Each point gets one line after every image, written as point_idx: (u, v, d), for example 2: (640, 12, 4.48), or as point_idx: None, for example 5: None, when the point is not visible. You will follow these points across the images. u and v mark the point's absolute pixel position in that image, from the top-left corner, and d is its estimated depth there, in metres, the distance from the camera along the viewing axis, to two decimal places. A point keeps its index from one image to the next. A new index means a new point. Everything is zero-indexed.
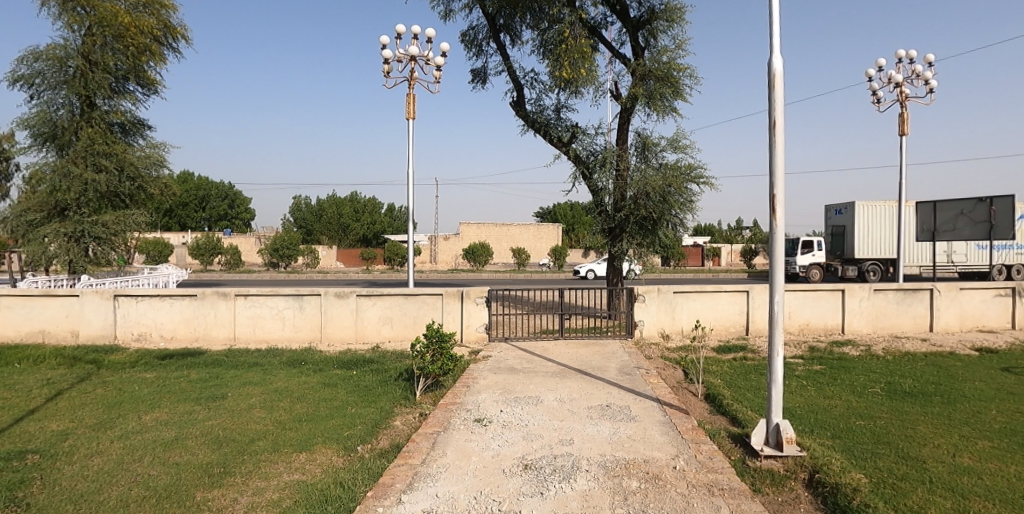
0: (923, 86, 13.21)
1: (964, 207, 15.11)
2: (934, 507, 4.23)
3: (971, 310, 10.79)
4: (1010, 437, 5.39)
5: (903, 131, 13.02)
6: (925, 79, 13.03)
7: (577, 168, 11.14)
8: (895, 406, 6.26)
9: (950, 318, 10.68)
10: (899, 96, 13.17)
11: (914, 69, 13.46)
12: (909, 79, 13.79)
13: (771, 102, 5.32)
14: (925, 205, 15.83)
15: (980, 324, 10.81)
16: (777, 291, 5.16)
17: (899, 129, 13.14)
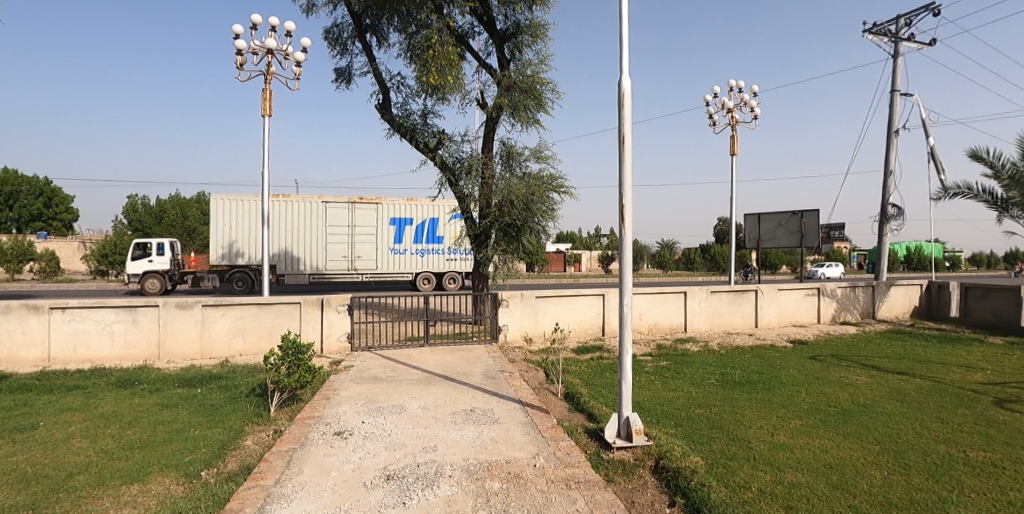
0: (750, 112, 14.98)
1: (782, 219, 17.49)
2: (755, 482, 5.08)
3: (787, 308, 12.46)
4: (816, 415, 6.32)
5: (733, 150, 14.72)
6: (751, 106, 14.81)
7: (443, 174, 11.18)
8: (727, 394, 6.98)
9: (770, 315, 12.26)
10: (731, 120, 14.89)
11: (742, 97, 15.24)
12: (738, 105, 15.59)
13: (620, 118, 5.83)
14: (752, 217, 18.08)
15: (793, 320, 12.55)
16: (625, 293, 5.58)
17: (731, 149, 14.85)
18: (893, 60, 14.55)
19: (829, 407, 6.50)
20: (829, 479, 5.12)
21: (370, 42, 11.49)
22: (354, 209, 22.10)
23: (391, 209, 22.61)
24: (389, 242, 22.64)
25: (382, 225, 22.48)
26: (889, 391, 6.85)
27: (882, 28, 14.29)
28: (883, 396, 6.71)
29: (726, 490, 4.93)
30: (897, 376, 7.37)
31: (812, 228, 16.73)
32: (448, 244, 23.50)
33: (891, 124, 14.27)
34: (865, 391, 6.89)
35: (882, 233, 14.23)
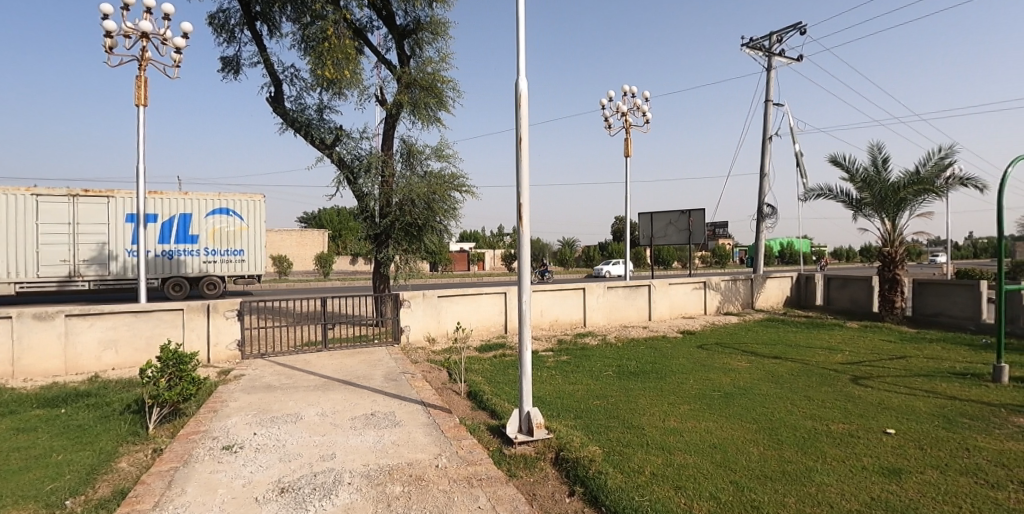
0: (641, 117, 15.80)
1: (672, 218, 18.67)
2: (648, 466, 5.41)
3: (677, 301, 13.38)
4: (702, 399, 6.81)
5: (627, 152, 15.46)
6: (642, 111, 15.63)
7: (341, 172, 10.88)
8: (623, 385, 7.34)
9: (662, 308, 13.08)
10: (625, 124, 15.62)
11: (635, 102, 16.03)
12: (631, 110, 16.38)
13: (518, 119, 5.99)
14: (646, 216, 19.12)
15: (683, 311, 13.47)
16: (525, 290, 5.75)
17: (625, 151, 15.62)
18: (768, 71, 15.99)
19: (713, 391, 7.03)
20: (713, 458, 5.57)
21: (260, 30, 10.87)
22: (75, 203, 17.42)
23: (157, 202, 18.75)
24: (150, 242, 18.66)
25: (114, 221, 18.02)
26: (764, 374, 7.51)
27: (758, 42, 15.59)
28: (759, 379, 7.35)
29: (622, 476, 5.22)
30: (771, 360, 8.12)
31: (699, 225, 18.12)
32: (205, 244, 19.60)
33: (766, 130, 15.61)
34: (744, 376, 7.52)
35: (759, 231, 15.60)
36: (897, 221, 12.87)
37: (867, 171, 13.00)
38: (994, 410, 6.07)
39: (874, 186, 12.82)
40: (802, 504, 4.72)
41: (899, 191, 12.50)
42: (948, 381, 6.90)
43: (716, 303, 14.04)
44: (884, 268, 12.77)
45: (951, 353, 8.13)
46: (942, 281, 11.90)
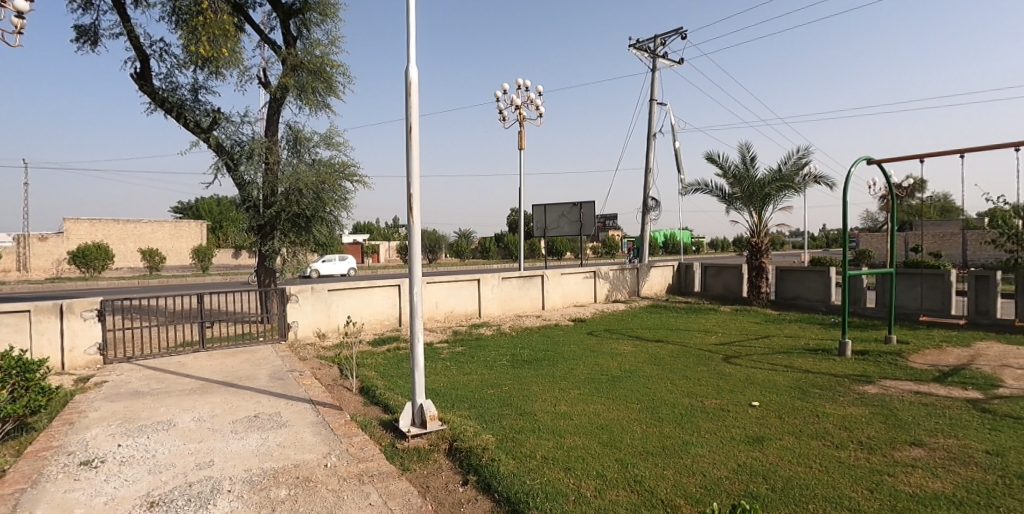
0: (535, 110, 15.96)
1: (564, 209, 19.26)
2: (539, 450, 5.62)
3: (569, 291, 13.99)
4: (591, 383, 7.16)
5: (520, 145, 15.44)
6: (535, 105, 15.75)
7: (220, 158, 10.18)
8: (516, 373, 7.54)
9: (555, 297, 13.58)
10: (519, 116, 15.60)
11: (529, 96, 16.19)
12: (524, 103, 16.49)
13: (408, 108, 5.91)
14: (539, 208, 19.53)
15: (575, 300, 14.12)
16: (416, 281, 5.76)
17: (519, 144, 15.54)
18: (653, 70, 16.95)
19: (602, 375, 7.42)
20: (600, 438, 5.89)
21: None
22: None
23: None
24: None
25: None
26: (648, 357, 8.03)
27: (643, 44, 16.38)
28: (643, 362, 7.85)
29: (514, 461, 5.38)
30: (654, 344, 8.70)
31: (588, 217, 18.99)
32: None
33: (650, 128, 16.54)
34: (630, 359, 7.99)
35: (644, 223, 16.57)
36: (763, 214, 14.23)
37: (737, 168, 14.18)
38: (839, 380, 6.91)
39: (744, 183, 14.05)
40: (679, 476, 5.16)
41: (764, 187, 13.83)
42: (802, 357, 7.76)
43: (605, 292, 14.85)
44: (751, 256, 14.07)
45: (805, 332, 9.14)
46: (799, 268, 13.28)
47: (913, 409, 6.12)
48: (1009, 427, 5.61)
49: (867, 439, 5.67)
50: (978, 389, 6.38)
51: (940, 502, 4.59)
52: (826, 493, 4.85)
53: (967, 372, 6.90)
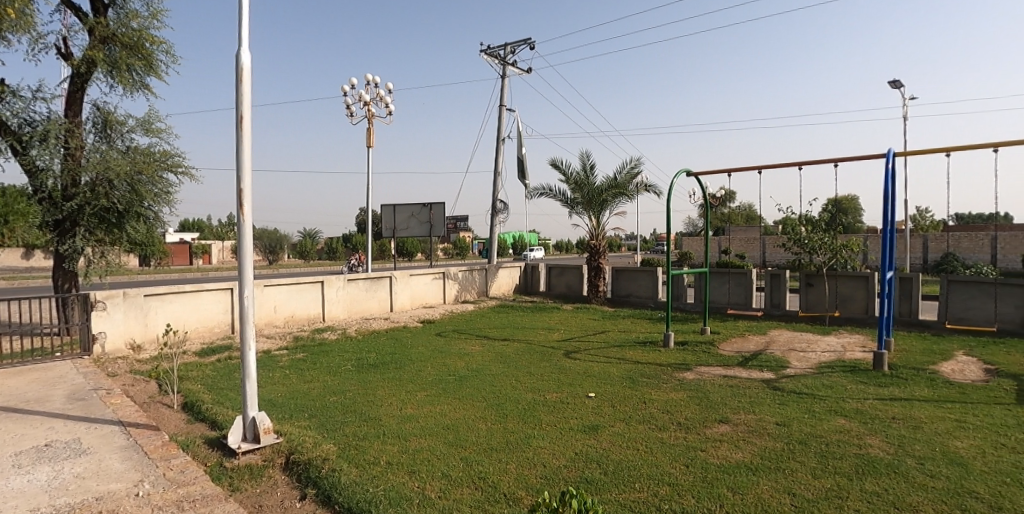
0: (385, 107, 15.48)
1: (414, 210, 19.72)
2: (383, 456, 5.54)
3: (418, 291, 14.18)
4: (438, 384, 7.22)
5: (370, 144, 15.06)
6: (385, 103, 15.27)
7: (3, 138, 8.59)
8: (361, 378, 7.35)
9: (403, 298, 13.66)
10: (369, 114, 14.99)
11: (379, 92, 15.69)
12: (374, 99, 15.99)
13: (238, 96, 5.41)
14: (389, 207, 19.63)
15: (423, 301, 14.35)
16: (247, 285, 5.38)
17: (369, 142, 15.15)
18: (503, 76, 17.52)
19: (450, 375, 7.51)
20: (446, 438, 5.96)
21: None
22: None
23: None
24: None
25: None
26: (495, 355, 8.29)
27: (495, 50, 16.80)
28: (489, 360, 8.09)
29: (356, 470, 5.24)
30: (501, 342, 9.02)
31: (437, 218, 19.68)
32: None
33: (499, 133, 17.12)
34: (476, 358, 8.19)
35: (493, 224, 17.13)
36: (600, 218, 15.47)
37: (579, 175, 15.28)
38: (663, 368, 7.67)
39: (584, 189, 15.15)
40: (521, 468, 5.40)
41: (601, 194, 15.07)
42: (633, 349, 8.52)
43: (453, 292, 15.31)
44: (591, 257, 15.16)
45: (637, 326, 10.05)
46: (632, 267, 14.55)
47: (722, 391, 6.98)
48: (793, 401, 6.64)
49: (685, 419, 6.36)
50: (771, 371, 7.47)
51: (740, 470, 5.44)
52: (650, 471, 5.45)
53: (764, 356, 8.05)
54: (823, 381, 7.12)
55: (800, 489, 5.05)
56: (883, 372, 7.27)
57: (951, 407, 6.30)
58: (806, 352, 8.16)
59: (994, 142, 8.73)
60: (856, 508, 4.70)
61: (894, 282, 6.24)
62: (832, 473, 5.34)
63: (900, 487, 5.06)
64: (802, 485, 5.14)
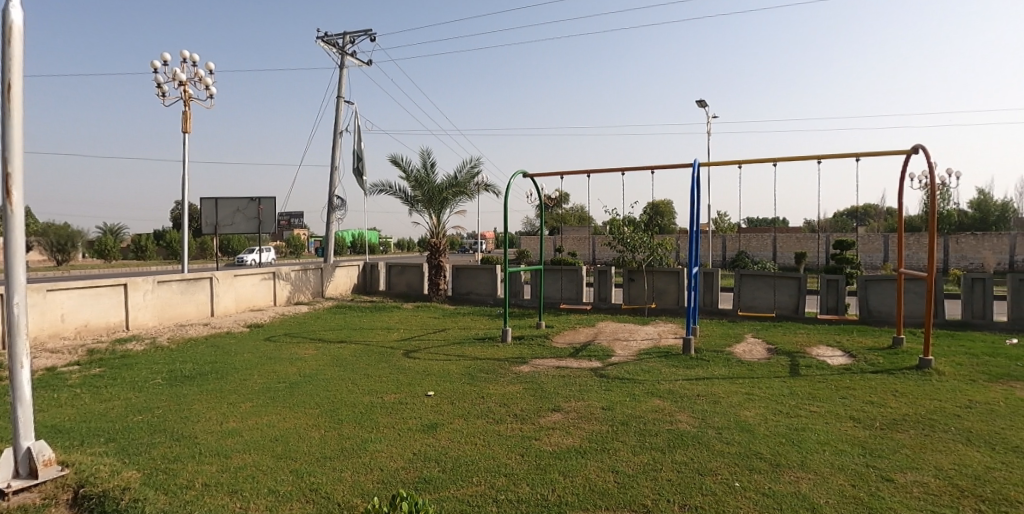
0: (206, 89, 13.84)
1: (239, 204, 18.49)
2: (199, 478, 5.05)
3: (244, 294, 13.24)
4: (265, 393, 6.76)
5: (185, 128, 13.23)
6: (205, 84, 13.63)
7: None
8: (173, 392, 6.63)
9: (227, 301, 12.67)
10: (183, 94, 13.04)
11: (199, 71, 13.99)
12: (193, 79, 14.26)
13: (3, 60, 4.42)
14: (209, 201, 18.12)
15: (250, 304, 13.44)
16: (18, 291, 4.52)
17: (183, 127, 13.22)
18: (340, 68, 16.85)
19: (279, 383, 7.09)
20: (273, 451, 5.61)
21: None
22: None
23: None
24: None
25: None
26: (330, 359, 7.97)
27: (331, 39, 15.97)
28: (324, 364, 7.75)
29: (167, 496, 4.71)
30: (337, 345, 8.70)
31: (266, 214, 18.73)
32: None
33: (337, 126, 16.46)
34: (310, 363, 7.82)
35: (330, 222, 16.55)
36: (440, 217, 15.69)
37: (419, 172, 15.32)
38: (501, 363, 7.97)
39: (424, 186, 15.23)
40: (356, 475, 5.24)
41: (442, 192, 15.29)
42: (473, 345, 8.74)
43: (285, 293, 14.60)
44: (432, 255, 15.69)
45: (476, 323, 10.33)
46: (472, 265, 14.92)
47: (555, 381, 7.43)
48: (617, 386, 7.27)
49: (521, 411, 6.67)
50: (599, 359, 8.12)
51: (570, 454, 5.83)
52: (488, 464, 5.61)
53: (592, 346, 8.73)
54: (642, 366, 7.90)
55: (622, 467, 5.56)
56: (690, 355, 8.28)
57: (742, 381, 7.36)
58: (628, 340, 9.03)
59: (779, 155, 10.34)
60: (667, 479, 5.30)
61: (699, 276, 7.06)
62: (648, 449, 5.95)
63: (703, 456, 5.80)
64: (624, 462, 5.67)
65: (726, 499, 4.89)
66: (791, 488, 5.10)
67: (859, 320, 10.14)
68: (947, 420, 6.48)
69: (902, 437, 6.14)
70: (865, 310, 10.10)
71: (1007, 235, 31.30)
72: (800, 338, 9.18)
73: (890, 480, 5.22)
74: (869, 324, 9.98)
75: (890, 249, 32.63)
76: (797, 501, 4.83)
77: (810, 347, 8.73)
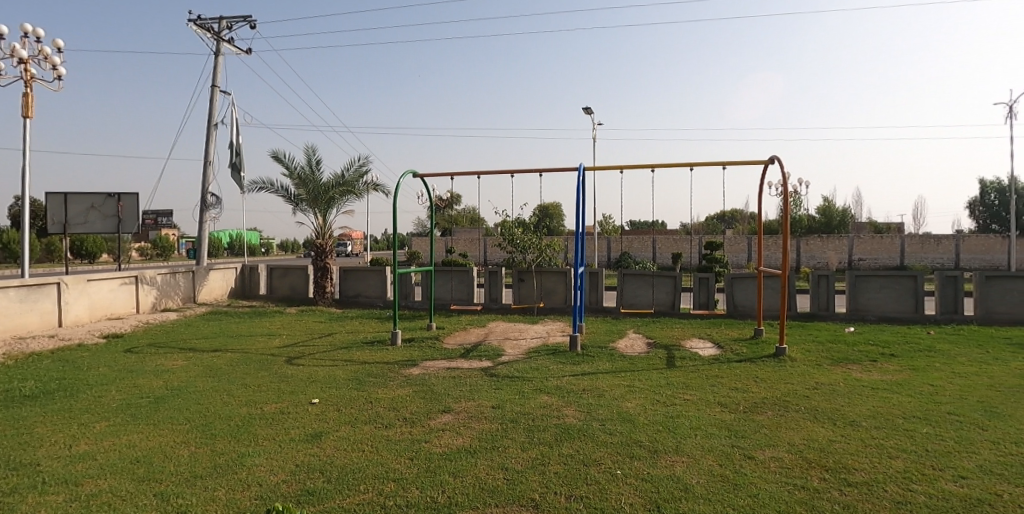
0: (53, 68, 12.20)
1: (95, 201, 16.71)
2: (42, 510, 4.50)
3: (100, 301, 12.04)
4: (124, 411, 6.19)
5: (27, 112, 11.59)
6: (53, 63, 12.03)
7: None
8: (8, 416, 5.86)
9: (79, 310, 11.44)
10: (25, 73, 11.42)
11: (44, 47, 12.30)
12: (35, 56, 12.51)
13: None
14: (56, 196, 16.15)
15: (108, 312, 12.24)
16: None
17: (24, 110, 11.59)
18: (215, 54, 15.66)
19: (141, 398, 6.53)
20: (134, 474, 5.13)
21: None
22: None
23: None
24: None
25: None
26: (202, 370, 7.45)
27: (205, 22, 14.78)
28: (195, 376, 7.24)
29: None
30: (211, 354, 8.14)
31: (127, 212, 17.12)
32: None
33: (211, 117, 15.32)
34: (179, 375, 7.26)
35: (203, 221, 15.44)
36: (327, 216, 15.17)
37: (303, 170, 14.71)
38: (391, 366, 7.87)
39: (309, 184, 14.65)
40: (231, 493, 4.91)
41: (328, 191, 14.79)
42: (361, 350, 8.56)
43: (151, 299, 13.48)
44: (317, 257, 15.16)
45: (365, 326, 10.13)
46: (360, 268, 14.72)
47: (445, 383, 7.45)
48: (506, 385, 7.44)
49: (410, 414, 6.62)
50: (489, 359, 8.26)
51: (460, 455, 5.86)
52: (376, 471, 5.48)
53: (482, 346, 8.86)
54: (531, 364, 8.14)
55: (511, 463, 5.68)
56: (576, 351, 8.64)
57: (624, 375, 7.81)
58: (518, 340, 9.28)
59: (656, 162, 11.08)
60: (554, 471, 5.51)
61: (585, 275, 7.37)
62: (537, 444, 6.13)
63: (588, 447, 6.08)
64: (513, 459, 5.78)
65: (609, 487, 5.16)
66: (668, 471, 5.49)
67: (726, 314, 11.11)
68: (798, 400, 7.29)
69: (761, 418, 6.82)
70: (732, 305, 11.06)
71: (845, 237, 35.80)
72: (675, 332, 9.92)
73: (752, 458, 5.79)
74: (735, 317, 10.96)
75: (751, 250, 36.27)
76: (672, 484, 5.21)
77: (685, 340, 9.45)
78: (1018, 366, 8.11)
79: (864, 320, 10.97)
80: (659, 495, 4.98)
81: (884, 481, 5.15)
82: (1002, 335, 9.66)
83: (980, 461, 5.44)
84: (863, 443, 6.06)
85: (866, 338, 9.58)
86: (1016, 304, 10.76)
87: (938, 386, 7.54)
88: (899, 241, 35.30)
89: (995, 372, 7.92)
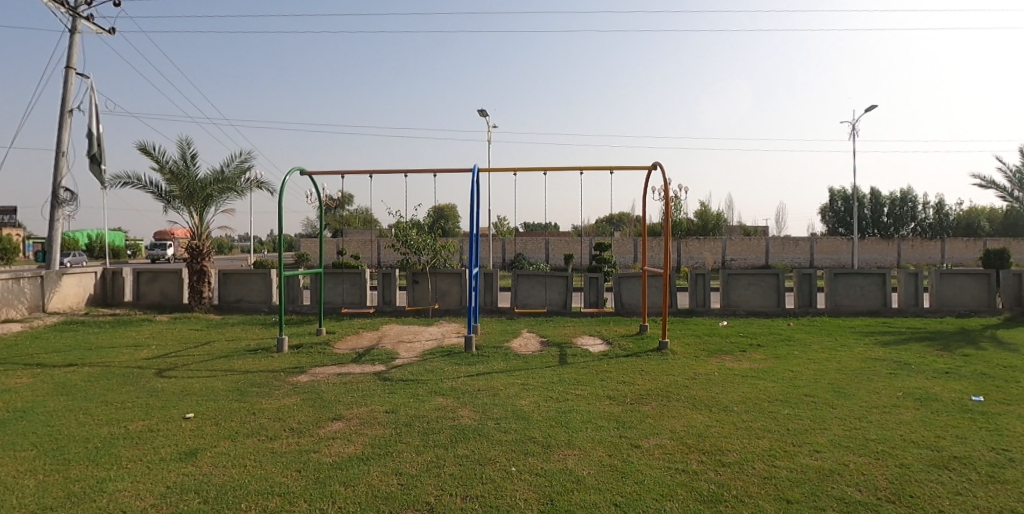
0: None
1: None
2: None
3: None
4: None
5: None
6: None
7: None
8: None
9: None
10: None
11: None
12: None
13: None
14: None
15: None
16: None
17: None
18: (71, 31, 13.99)
19: None
20: None
21: None
22: None
23: None
24: None
25: None
26: (54, 388, 6.67)
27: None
28: (45, 395, 6.48)
29: None
30: (64, 370, 7.30)
31: None
32: None
33: (66, 101, 13.66)
34: (24, 394, 6.45)
35: (53, 219, 13.74)
36: (204, 215, 14.12)
37: (175, 164, 13.58)
38: (276, 375, 7.50)
39: (183, 180, 13.54)
40: None
41: (205, 188, 13.78)
42: (243, 358, 8.08)
43: None
44: (191, 260, 14.06)
45: (247, 334, 9.58)
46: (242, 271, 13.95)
47: (336, 389, 7.23)
48: (400, 389, 7.37)
49: (298, 424, 6.36)
50: (382, 363, 8.13)
51: (352, 463, 5.70)
52: (260, 486, 5.16)
53: (375, 351, 8.69)
54: (426, 367, 8.11)
55: (406, 468, 5.62)
56: (470, 352, 8.75)
57: (518, 373, 8.03)
58: (411, 342, 9.22)
59: (548, 165, 11.46)
60: (450, 473, 5.53)
61: (479, 276, 7.45)
62: (432, 446, 6.12)
63: (484, 447, 6.16)
64: (407, 463, 5.72)
65: (503, 484, 5.27)
66: (561, 465, 5.71)
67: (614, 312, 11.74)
68: (679, 390, 7.85)
69: (646, 408, 7.28)
70: (618, 303, 11.70)
71: (721, 239, 38.92)
72: (567, 331, 10.32)
73: (638, 447, 6.17)
74: (621, 315, 11.62)
75: (637, 252, 38.45)
76: (565, 477, 5.43)
77: (576, 337, 9.86)
78: (859, 351, 9.32)
79: (735, 314, 12.03)
80: (552, 488, 5.16)
81: (753, 459, 5.69)
82: (846, 325, 11.04)
83: (831, 436, 6.18)
84: (735, 426, 6.67)
85: (737, 330, 10.55)
86: (857, 298, 12.34)
87: (796, 371, 8.47)
88: (766, 242, 39.02)
89: (842, 357, 9.03)
